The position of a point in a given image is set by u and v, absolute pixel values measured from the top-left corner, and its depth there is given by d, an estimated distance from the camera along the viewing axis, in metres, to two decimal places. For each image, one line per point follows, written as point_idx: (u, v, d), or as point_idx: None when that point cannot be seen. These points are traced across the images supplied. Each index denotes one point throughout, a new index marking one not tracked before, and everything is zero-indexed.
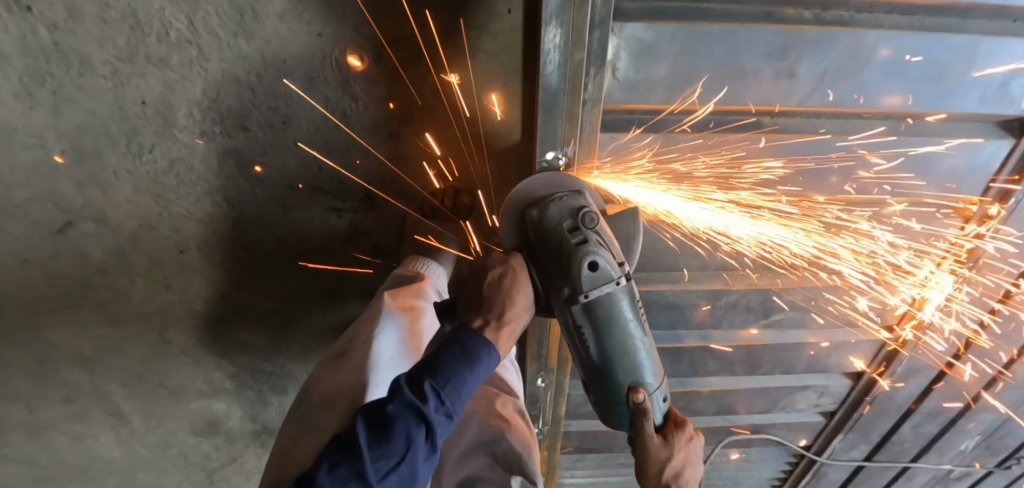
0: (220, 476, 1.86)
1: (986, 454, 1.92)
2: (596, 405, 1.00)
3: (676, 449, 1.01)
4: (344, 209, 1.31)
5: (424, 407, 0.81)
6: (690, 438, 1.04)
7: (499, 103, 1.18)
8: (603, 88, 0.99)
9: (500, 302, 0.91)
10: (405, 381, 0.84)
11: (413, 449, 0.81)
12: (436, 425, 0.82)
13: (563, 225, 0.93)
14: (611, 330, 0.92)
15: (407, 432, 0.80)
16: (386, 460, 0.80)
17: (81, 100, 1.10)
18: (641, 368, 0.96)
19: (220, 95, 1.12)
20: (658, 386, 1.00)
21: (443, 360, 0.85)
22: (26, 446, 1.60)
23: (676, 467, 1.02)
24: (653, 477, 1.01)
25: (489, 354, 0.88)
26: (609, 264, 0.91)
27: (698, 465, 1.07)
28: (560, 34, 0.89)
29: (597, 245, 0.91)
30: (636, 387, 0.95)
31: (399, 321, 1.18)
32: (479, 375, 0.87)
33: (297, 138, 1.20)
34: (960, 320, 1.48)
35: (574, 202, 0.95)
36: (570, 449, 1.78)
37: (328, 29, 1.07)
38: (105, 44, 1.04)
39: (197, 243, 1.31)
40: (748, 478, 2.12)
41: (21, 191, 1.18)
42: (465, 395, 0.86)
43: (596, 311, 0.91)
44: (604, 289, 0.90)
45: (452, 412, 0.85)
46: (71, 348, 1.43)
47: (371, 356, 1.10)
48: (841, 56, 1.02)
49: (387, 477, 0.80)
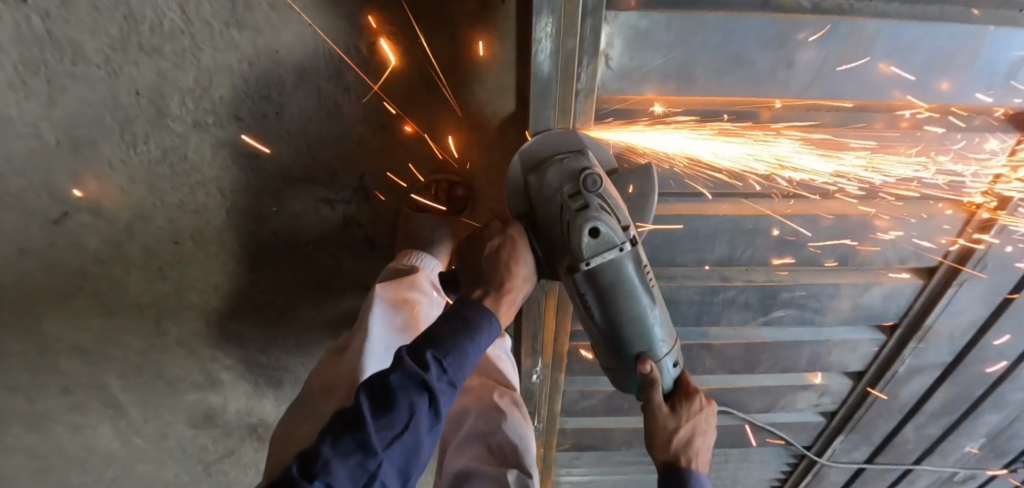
0: (217, 468, 1.86)
1: (991, 457, 1.89)
2: (606, 369, 1.02)
3: (682, 418, 1.04)
4: (338, 200, 1.30)
5: (426, 375, 0.82)
6: (699, 408, 1.05)
7: (493, 92, 1.17)
8: (597, 76, 0.97)
9: (501, 274, 0.93)
10: (407, 352, 0.85)
11: (417, 418, 0.80)
12: (439, 394, 0.83)
13: (563, 190, 0.90)
14: (617, 301, 0.92)
15: (409, 400, 0.80)
16: (390, 429, 0.79)
17: (75, 90, 1.10)
18: (651, 337, 0.96)
19: (212, 84, 1.12)
20: (669, 351, 1.00)
21: (442, 332, 0.86)
22: (26, 436, 1.61)
23: (683, 436, 1.04)
24: (661, 447, 1.04)
25: (489, 323, 0.91)
26: (612, 230, 0.88)
27: (710, 435, 1.09)
28: (552, 23, 0.86)
29: (599, 210, 0.88)
30: (644, 356, 0.97)
31: (395, 314, 1.16)
32: (482, 348, 0.89)
33: (289, 129, 1.19)
34: (962, 318, 1.47)
35: (576, 164, 0.92)
36: (566, 446, 1.76)
37: (320, 18, 1.06)
38: (97, 32, 1.04)
39: (191, 234, 1.31)
40: (746, 478, 2.09)
41: (16, 181, 1.18)
42: (468, 365, 0.87)
43: (599, 281, 0.90)
44: (606, 256, 0.88)
45: (455, 380, 0.86)
46: (69, 339, 1.44)
47: (364, 350, 1.09)
48: (841, 46, 1.00)
49: (391, 446, 0.79)
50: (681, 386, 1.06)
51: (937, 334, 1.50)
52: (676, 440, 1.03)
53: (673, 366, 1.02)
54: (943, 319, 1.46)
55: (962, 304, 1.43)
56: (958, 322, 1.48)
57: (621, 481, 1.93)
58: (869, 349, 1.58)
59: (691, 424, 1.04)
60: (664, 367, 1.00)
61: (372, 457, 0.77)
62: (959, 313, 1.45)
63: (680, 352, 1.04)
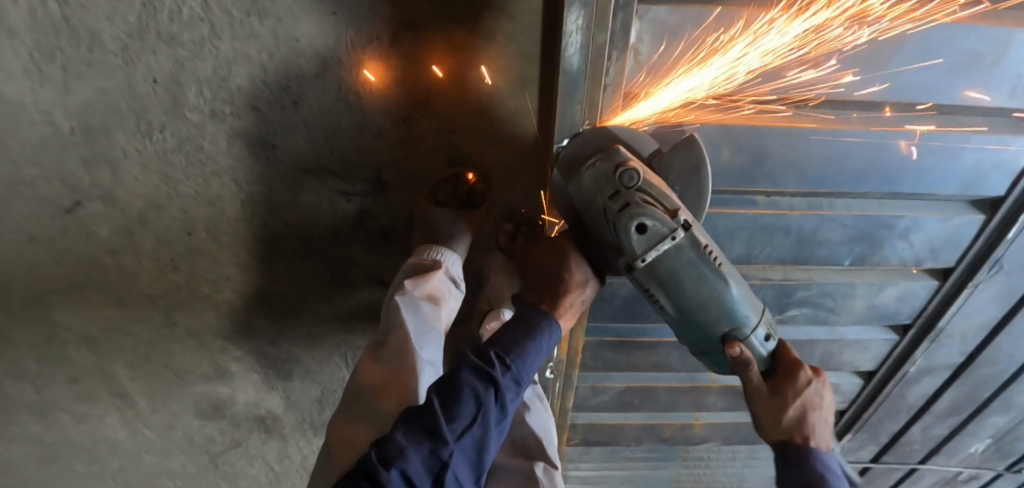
0: (224, 460, 1.83)
1: (996, 457, 1.90)
2: (698, 357, 1.05)
3: (790, 398, 0.98)
4: (353, 192, 1.29)
5: (493, 370, 0.92)
6: (809, 383, 0.99)
7: (514, 85, 1.16)
8: (623, 71, 1.01)
9: (556, 284, 1.04)
10: (473, 353, 0.96)
11: (484, 409, 0.89)
12: (503, 388, 0.92)
13: (603, 192, 0.90)
14: (681, 287, 0.95)
15: (477, 392, 0.89)
16: (460, 419, 0.87)
17: (92, 78, 1.09)
18: (727, 315, 0.98)
19: (231, 74, 1.11)
20: (756, 325, 1.00)
21: (504, 336, 0.98)
22: (34, 424, 1.61)
23: (796, 415, 0.98)
24: (770, 427, 0.99)
25: (548, 326, 1.03)
26: (659, 223, 0.89)
27: (829, 412, 1.01)
28: (583, 17, 0.89)
29: (641, 207, 0.88)
30: (725, 334, 0.98)
31: (425, 315, 1.16)
32: (545, 344, 1.01)
33: (308, 120, 1.18)
34: (974, 320, 1.47)
35: (610, 164, 0.90)
36: (576, 443, 1.71)
37: (343, 9, 1.05)
38: (115, 19, 1.03)
39: (204, 224, 1.29)
40: (753, 476, 1.90)
41: (28, 169, 1.17)
42: (529, 360, 0.98)
43: (658, 273, 0.94)
44: (660, 247, 0.91)
45: (517, 378, 0.95)
46: (78, 328, 1.43)
47: (412, 355, 1.10)
48: (882, 22, 0.99)
49: (462, 436, 0.87)
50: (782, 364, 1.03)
51: (949, 336, 1.50)
52: (787, 421, 0.98)
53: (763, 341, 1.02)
54: (955, 321, 1.47)
55: (975, 306, 1.43)
56: (970, 322, 1.47)
57: (628, 478, 1.88)
58: (880, 350, 1.58)
59: (802, 402, 0.98)
60: (755, 343, 1.01)
61: (444, 445, 0.85)
62: (972, 315, 1.45)
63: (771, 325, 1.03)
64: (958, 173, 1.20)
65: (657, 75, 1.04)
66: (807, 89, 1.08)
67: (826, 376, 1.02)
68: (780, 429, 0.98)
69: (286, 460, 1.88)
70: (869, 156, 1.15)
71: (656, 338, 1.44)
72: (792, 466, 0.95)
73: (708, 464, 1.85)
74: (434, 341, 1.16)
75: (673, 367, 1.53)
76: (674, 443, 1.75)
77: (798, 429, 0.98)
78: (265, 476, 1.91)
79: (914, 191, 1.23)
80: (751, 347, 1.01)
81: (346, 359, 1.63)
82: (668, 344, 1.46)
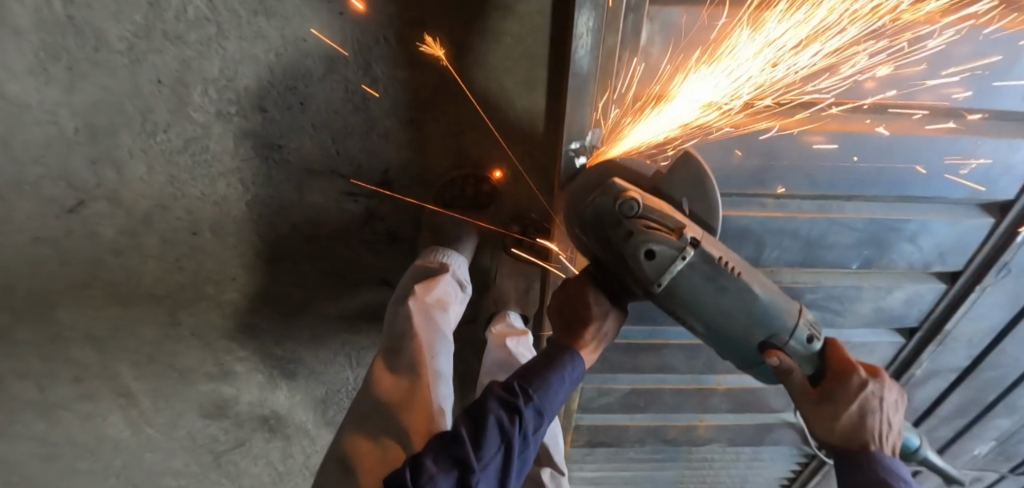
0: (227, 459, 1.83)
1: (999, 459, 1.89)
2: (743, 369, 1.05)
3: (845, 403, 0.98)
4: (360, 194, 1.28)
5: (516, 401, 0.92)
6: (862, 386, 0.98)
7: (524, 86, 1.15)
8: (632, 74, 1.01)
9: (576, 316, 1.05)
10: (496, 385, 0.96)
11: (506, 439, 0.88)
12: (526, 418, 0.91)
13: (606, 224, 0.92)
14: (705, 308, 0.95)
15: (499, 423, 0.89)
16: (485, 450, 0.86)
17: (97, 77, 1.08)
18: (756, 329, 0.97)
19: (237, 74, 1.10)
20: (795, 334, 0.98)
21: (530, 369, 0.98)
22: (38, 423, 1.61)
23: (851, 419, 0.98)
24: (828, 433, 1.00)
25: (572, 358, 1.02)
26: (667, 246, 0.89)
27: (889, 410, 1.01)
28: (594, 17, 0.91)
29: (646, 232, 0.89)
30: (761, 344, 0.97)
31: (435, 321, 1.16)
32: (569, 378, 1.00)
33: (314, 121, 1.17)
34: (981, 324, 1.46)
35: (609, 197, 0.90)
36: (581, 444, 1.71)
37: (350, 8, 1.04)
38: (120, 19, 1.02)
39: (209, 225, 1.29)
40: (755, 477, 1.90)
41: (33, 168, 1.17)
42: (552, 392, 0.96)
43: (680, 297, 0.94)
44: (673, 269, 0.90)
45: (541, 407, 0.94)
46: (82, 328, 1.42)
47: (425, 363, 1.10)
48: (896, 24, 0.99)
49: (489, 466, 0.86)
50: (832, 364, 1.01)
51: (955, 339, 1.50)
52: (843, 426, 0.98)
53: (808, 344, 1.00)
54: (962, 324, 1.46)
55: (981, 309, 1.43)
56: (976, 326, 1.47)
57: (631, 479, 1.88)
58: (887, 353, 1.55)
59: (856, 405, 0.97)
60: (797, 354, 0.99)
61: (472, 472, 0.84)
62: (978, 318, 1.45)
63: (813, 327, 1.00)
64: (968, 178, 1.20)
65: (665, 79, 1.03)
66: (821, 93, 1.07)
67: (880, 374, 1.01)
68: (836, 433, 0.99)
69: (289, 460, 1.88)
70: (879, 159, 1.15)
71: (663, 340, 1.44)
72: (856, 469, 0.97)
73: (712, 465, 1.85)
74: (446, 348, 1.16)
75: (678, 369, 1.53)
76: (678, 445, 1.74)
77: (855, 432, 0.98)
78: (269, 475, 1.91)
79: (924, 195, 1.22)
80: (794, 352, 0.99)
81: (351, 360, 1.62)
82: (673, 346, 1.45)
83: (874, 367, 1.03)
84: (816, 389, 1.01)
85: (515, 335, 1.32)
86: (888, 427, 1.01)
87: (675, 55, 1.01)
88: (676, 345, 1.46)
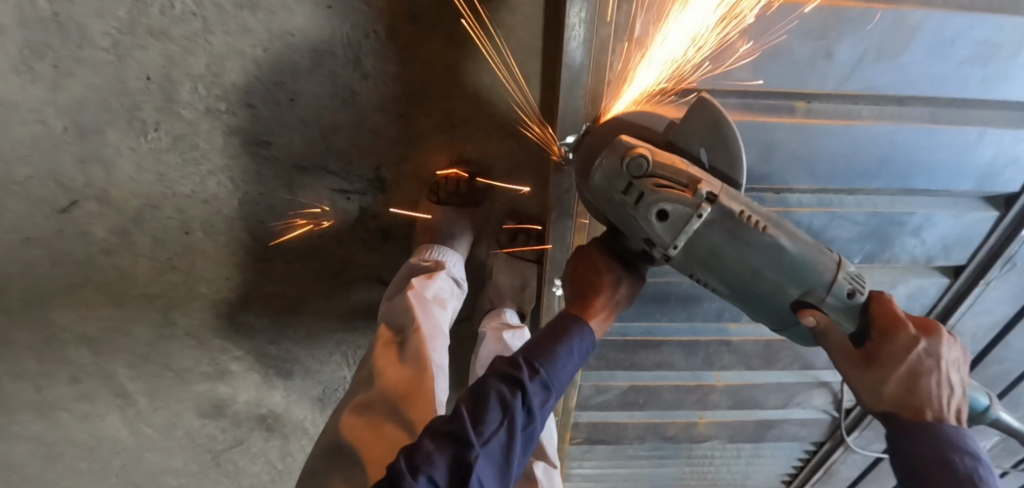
0: (226, 458, 1.82)
1: (1003, 454, 1.86)
2: (775, 328, 0.99)
3: (890, 365, 0.87)
4: (353, 191, 1.26)
5: (520, 374, 0.88)
6: (912, 345, 0.86)
7: (516, 80, 1.12)
8: (626, 67, 0.99)
9: (586, 283, 1.03)
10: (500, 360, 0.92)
11: (508, 412, 0.84)
12: (530, 392, 0.87)
13: (615, 187, 0.89)
14: (727, 263, 0.90)
15: (503, 397, 0.85)
16: (485, 424, 0.83)
17: (82, 74, 1.06)
18: (787, 285, 0.91)
19: (224, 70, 1.08)
20: (833, 289, 0.90)
21: (534, 342, 0.94)
22: (35, 423, 1.61)
23: (902, 383, 0.87)
24: (874, 399, 0.90)
25: (581, 332, 0.99)
26: (680, 204, 0.85)
27: (950, 373, 0.88)
28: (585, 10, 0.90)
29: (657, 192, 0.85)
30: (795, 301, 0.91)
31: (433, 313, 1.16)
32: (578, 350, 0.97)
33: (303, 117, 1.15)
34: (984, 319, 1.44)
35: (615, 158, 0.88)
36: (579, 442, 1.69)
37: (337, 2, 1.02)
38: (104, 14, 1.01)
39: (201, 224, 1.27)
40: (757, 474, 1.89)
41: (22, 168, 1.15)
42: (561, 366, 0.93)
43: (697, 255, 0.90)
44: (690, 227, 0.87)
45: (547, 381, 0.90)
46: (76, 328, 1.41)
47: (426, 353, 1.08)
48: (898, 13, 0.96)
49: (490, 441, 0.82)
50: (876, 323, 0.90)
51: (960, 335, 1.47)
52: (891, 393, 0.87)
53: (849, 299, 0.91)
54: (965, 320, 1.43)
55: (984, 304, 1.40)
56: (979, 321, 1.44)
57: (631, 476, 1.87)
58: None
59: (905, 368, 0.86)
60: (837, 313, 0.92)
61: (469, 449, 0.80)
62: (981, 313, 1.42)
63: (856, 279, 0.91)
64: (971, 171, 1.17)
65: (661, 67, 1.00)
66: (817, 87, 1.05)
67: (936, 329, 0.88)
68: (885, 402, 0.88)
69: (288, 458, 1.87)
70: (879, 151, 1.12)
71: (661, 337, 1.43)
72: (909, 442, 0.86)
73: (712, 462, 1.83)
74: (444, 344, 1.15)
75: (677, 366, 1.51)
76: (678, 442, 1.73)
77: (907, 399, 0.87)
78: (268, 475, 1.89)
79: (927, 187, 1.19)
80: (834, 310, 0.92)
81: (347, 358, 1.61)
82: (671, 343, 1.43)
83: (928, 321, 0.90)
84: (861, 352, 0.91)
85: (512, 329, 1.31)
86: (952, 392, 0.88)
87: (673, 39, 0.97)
88: (673, 341, 1.44)
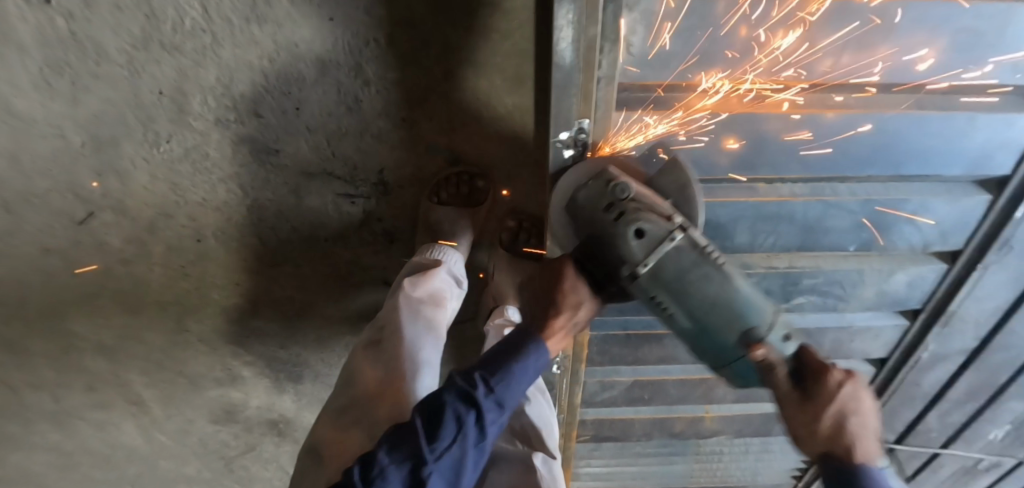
0: (239, 464, 1.85)
1: (1016, 444, 1.82)
2: (716, 367, 0.96)
3: (822, 404, 0.88)
4: (358, 195, 1.30)
5: (475, 392, 0.94)
6: (839, 386, 0.88)
7: (513, 83, 1.15)
8: (617, 65, 1.00)
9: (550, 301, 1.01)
10: (459, 377, 0.98)
11: (461, 430, 0.92)
12: (484, 410, 0.94)
13: (597, 205, 0.93)
14: (689, 294, 0.89)
15: (456, 415, 0.92)
16: (439, 442, 0.90)
17: (100, 90, 1.12)
18: (742, 319, 0.89)
19: (232, 81, 1.13)
20: (774, 323, 0.90)
21: (491, 361, 0.99)
22: (53, 433, 1.65)
23: (829, 424, 0.88)
24: (808, 440, 0.90)
25: (538, 350, 1.03)
26: (656, 226, 0.88)
27: (870, 416, 0.91)
28: (573, 11, 0.88)
29: (635, 212, 0.89)
30: (746, 335, 0.89)
31: (422, 314, 1.18)
32: (531, 368, 1.01)
33: (309, 124, 1.19)
34: (985, 304, 1.44)
35: (601, 181, 0.94)
36: (586, 438, 1.71)
37: (338, 12, 1.06)
38: (119, 31, 1.05)
39: (213, 231, 1.32)
40: (766, 469, 1.89)
41: (41, 181, 1.20)
42: (514, 385, 0.98)
43: (666, 279, 0.89)
44: (661, 250, 0.88)
45: (501, 399, 0.96)
46: (93, 337, 1.46)
47: (405, 357, 1.13)
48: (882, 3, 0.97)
49: (443, 456, 0.90)
50: (806, 366, 0.92)
51: (964, 322, 1.49)
52: (824, 434, 0.89)
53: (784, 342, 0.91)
54: (967, 306, 1.45)
55: (985, 290, 1.41)
56: (983, 305, 1.45)
57: (639, 474, 1.87)
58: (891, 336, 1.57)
59: (832, 408, 0.88)
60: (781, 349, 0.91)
61: (423, 464, 0.88)
62: (983, 298, 1.43)
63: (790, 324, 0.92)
64: (963, 157, 1.19)
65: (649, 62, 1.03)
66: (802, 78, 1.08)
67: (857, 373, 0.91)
68: (817, 445, 0.89)
69: None
70: (870, 139, 1.15)
71: (662, 331, 1.41)
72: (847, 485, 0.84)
73: (720, 458, 1.84)
74: (439, 338, 1.19)
75: (681, 361, 1.52)
76: (685, 438, 1.74)
77: (834, 440, 0.88)
78: (280, 481, 1.92)
79: (917, 174, 1.22)
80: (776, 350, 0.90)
81: None
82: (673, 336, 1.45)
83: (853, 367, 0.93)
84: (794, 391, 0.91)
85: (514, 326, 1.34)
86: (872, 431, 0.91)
87: (659, 36, 1.00)
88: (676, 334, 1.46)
